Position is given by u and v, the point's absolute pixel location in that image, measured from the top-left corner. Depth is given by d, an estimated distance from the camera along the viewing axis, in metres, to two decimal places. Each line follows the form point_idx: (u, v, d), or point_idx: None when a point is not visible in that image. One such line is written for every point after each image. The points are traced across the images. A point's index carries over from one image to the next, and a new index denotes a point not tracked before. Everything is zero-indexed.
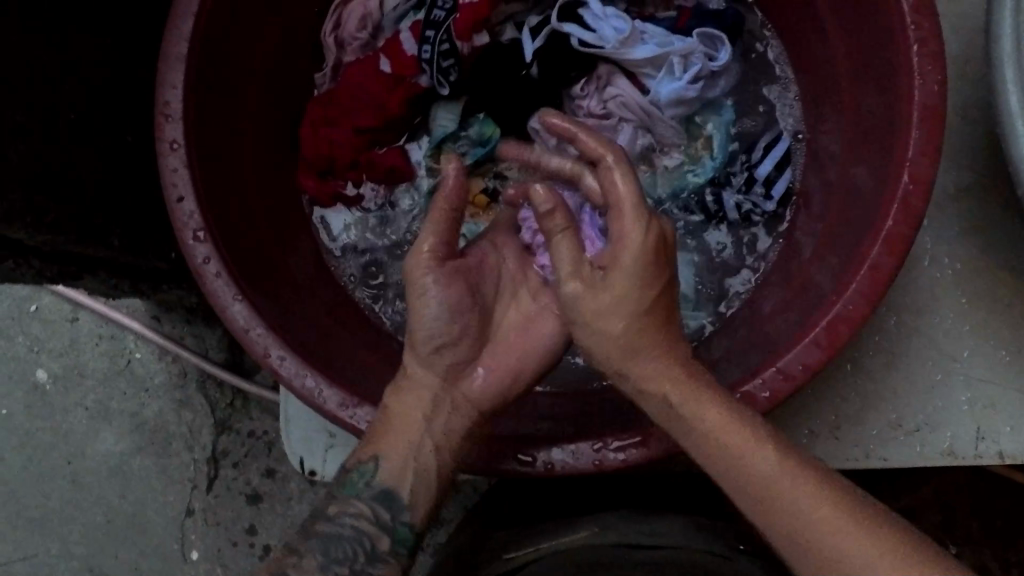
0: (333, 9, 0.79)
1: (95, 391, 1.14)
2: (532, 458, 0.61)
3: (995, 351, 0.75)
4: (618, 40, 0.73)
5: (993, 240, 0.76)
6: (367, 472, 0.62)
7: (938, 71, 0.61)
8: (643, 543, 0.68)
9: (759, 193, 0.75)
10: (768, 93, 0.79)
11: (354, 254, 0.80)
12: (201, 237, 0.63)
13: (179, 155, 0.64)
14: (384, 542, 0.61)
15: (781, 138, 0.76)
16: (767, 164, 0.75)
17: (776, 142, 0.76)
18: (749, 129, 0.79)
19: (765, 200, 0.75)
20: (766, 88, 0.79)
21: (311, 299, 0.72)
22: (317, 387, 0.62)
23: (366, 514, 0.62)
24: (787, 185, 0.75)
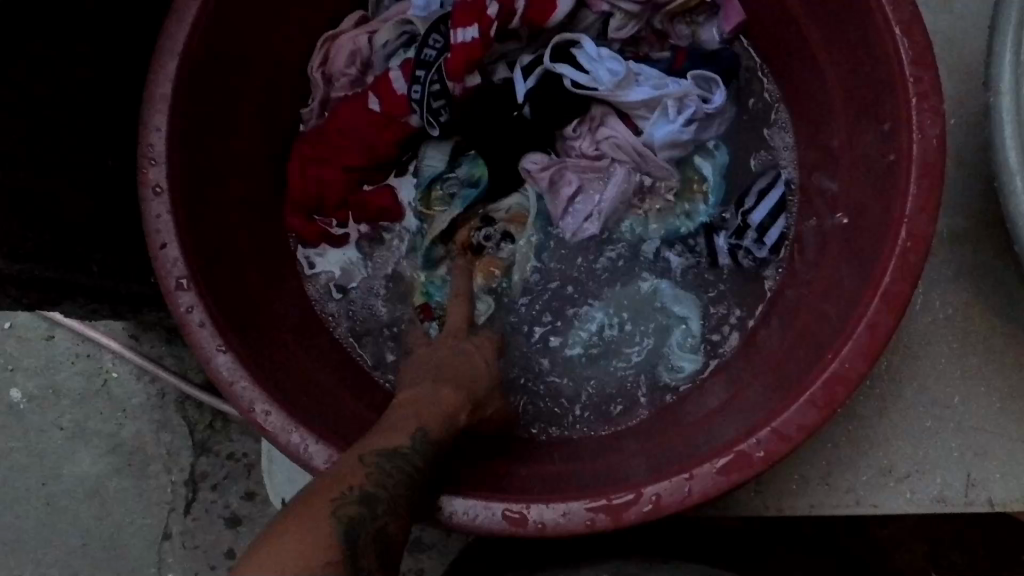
0: (321, 44, 0.78)
1: (71, 411, 1.12)
2: (522, 515, 0.59)
3: (988, 398, 0.75)
4: (612, 83, 0.73)
5: (986, 286, 0.76)
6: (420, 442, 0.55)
7: (938, 125, 0.60)
8: None
9: (752, 239, 0.74)
10: (769, 135, 0.78)
11: (343, 303, 0.79)
12: (185, 284, 0.62)
13: (163, 200, 0.62)
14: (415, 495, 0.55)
15: (777, 185, 0.75)
16: (761, 210, 0.74)
17: (771, 189, 0.75)
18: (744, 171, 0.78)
19: (758, 247, 0.74)
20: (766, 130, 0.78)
21: (296, 347, 0.70)
22: (302, 442, 0.60)
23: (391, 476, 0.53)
24: (781, 233, 0.74)
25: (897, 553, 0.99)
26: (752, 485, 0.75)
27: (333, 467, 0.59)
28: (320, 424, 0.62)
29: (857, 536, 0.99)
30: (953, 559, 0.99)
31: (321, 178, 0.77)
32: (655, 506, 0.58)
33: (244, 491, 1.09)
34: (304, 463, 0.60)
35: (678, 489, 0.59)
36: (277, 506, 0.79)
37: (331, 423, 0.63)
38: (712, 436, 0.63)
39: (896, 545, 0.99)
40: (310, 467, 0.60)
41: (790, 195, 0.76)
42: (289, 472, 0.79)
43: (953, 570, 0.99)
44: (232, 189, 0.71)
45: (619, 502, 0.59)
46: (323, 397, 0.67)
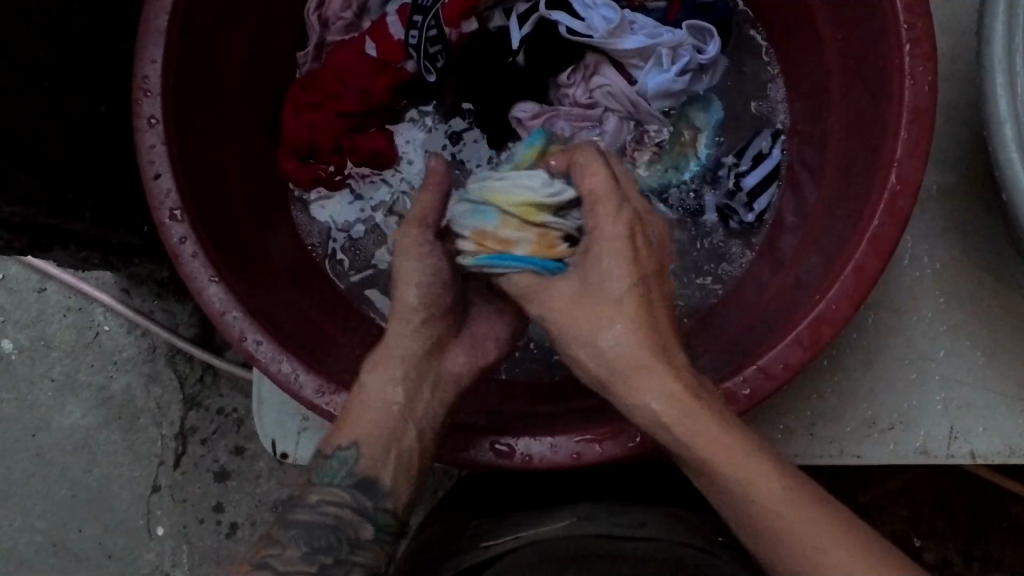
0: None
1: (62, 363, 1.12)
2: (510, 448, 0.61)
3: (971, 351, 0.76)
4: (607, 30, 0.73)
5: (973, 240, 0.76)
6: (347, 458, 0.59)
7: (930, 71, 0.60)
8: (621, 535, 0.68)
9: (742, 202, 0.75)
10: (773, 91, 0.78)
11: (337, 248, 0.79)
12: (178, 216, 0.62)
13: (157, 131, 0.63)
14: (365, 531, 0.57)
15: (772, 154, 0.75)
16: (754, 175, 0.75)
17: (767, 156, 0.76)
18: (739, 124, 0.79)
19: (746, 211, 0.75)
20: (771, 83, 0.78)
21: (289, 285, 0.70)
22: (294, 372, 0.61)
23: (346, 501, 0.58)
24: (770, 200, 0.75)
25: (879, 521, 1.00)
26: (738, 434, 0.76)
27: (323, 396, 0.61)
28: (310, 356, 0.63)
29: (840, 501, 1.00)
30: (933, 523, 1.00)
31: (314, 122, 0.77)
32: (642, 441, 0.59)
33: (233, 445, 1.10)
34: (294, 393, 0.61)
35: None
36: (267, 447, 0.79)
37: (320, 357, 0.64)
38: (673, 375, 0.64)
39: (877, 508, 1.00)
40: (301, 397, 0.61)
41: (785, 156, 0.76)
42: (279, 413, 0.79)
43: (934, 533, 1.00)
44: (227, 126, 0.71)
45: (614, 444, 0.60)
46: (313, 331, 0.67)
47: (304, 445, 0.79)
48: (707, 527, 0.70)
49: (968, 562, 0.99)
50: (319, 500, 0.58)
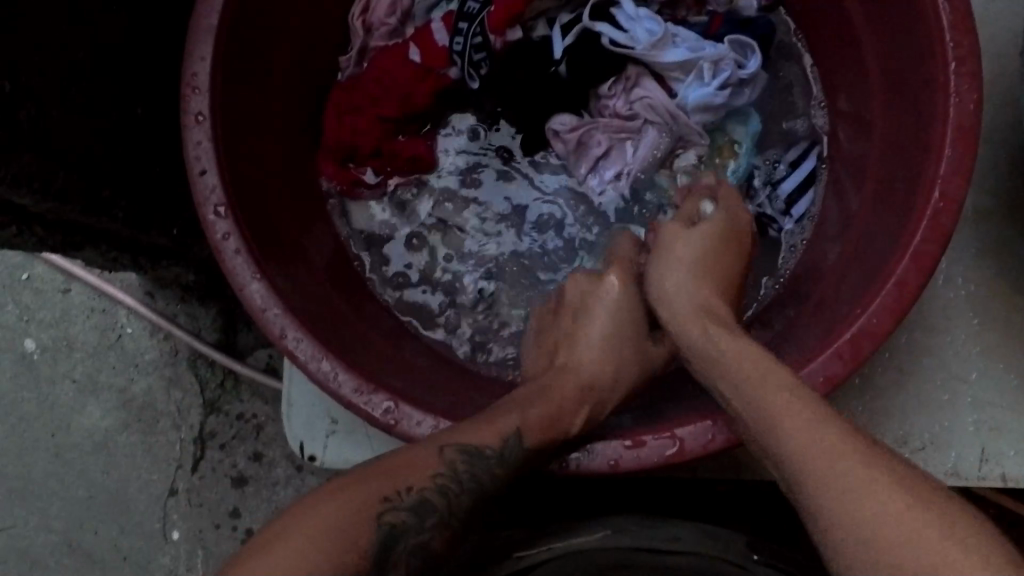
0: None
1: (83, 364, 1.12)
2: (546, 454, 0.61)
3: (1003, 375, 0.75)
4: (649, 43, 0.74)
5: (1009, 263, 0.76)
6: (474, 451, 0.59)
7: (975, 92, 0.60)
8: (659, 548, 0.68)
9: (777, 209, 0.77)
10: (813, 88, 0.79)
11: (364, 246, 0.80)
12: (222, 212, 0.62)
13: (204, 128, 0.63)
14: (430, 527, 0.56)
15: (809, 158, 0.77)
16: (790, 183, 0.77)
17: (803, 161, 0.77)
18: (775, 140, 0.80)
19: (782, 216, 0.77)
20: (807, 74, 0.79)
21: (327, 283, 0.71)
22: (333, 371, 0.61)
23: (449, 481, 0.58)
24: (808, 206, 0.76)
25: None
26: None
27: (360, 396, 0.61)
28: (348, 356, 0.63)
29: None
30: None
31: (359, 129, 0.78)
32: (678, 448, 0.59)
33: (252, 451, 1.09)
34: (333, 392, 0.61)
35: (702, 435, 0.60)
36: (295, 449, 0.79)
37: (354, 354, 0.64)
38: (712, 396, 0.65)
39: None
40: (339, 398, 0.61)
41: (820, 163, 0.77)
42: (309, 414, 0.79)
43: None
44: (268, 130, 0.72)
45: (653, 446, 0.60)
46: (349, 326, 0.68)
47: (332, 447, 0.79)
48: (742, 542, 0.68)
49: None
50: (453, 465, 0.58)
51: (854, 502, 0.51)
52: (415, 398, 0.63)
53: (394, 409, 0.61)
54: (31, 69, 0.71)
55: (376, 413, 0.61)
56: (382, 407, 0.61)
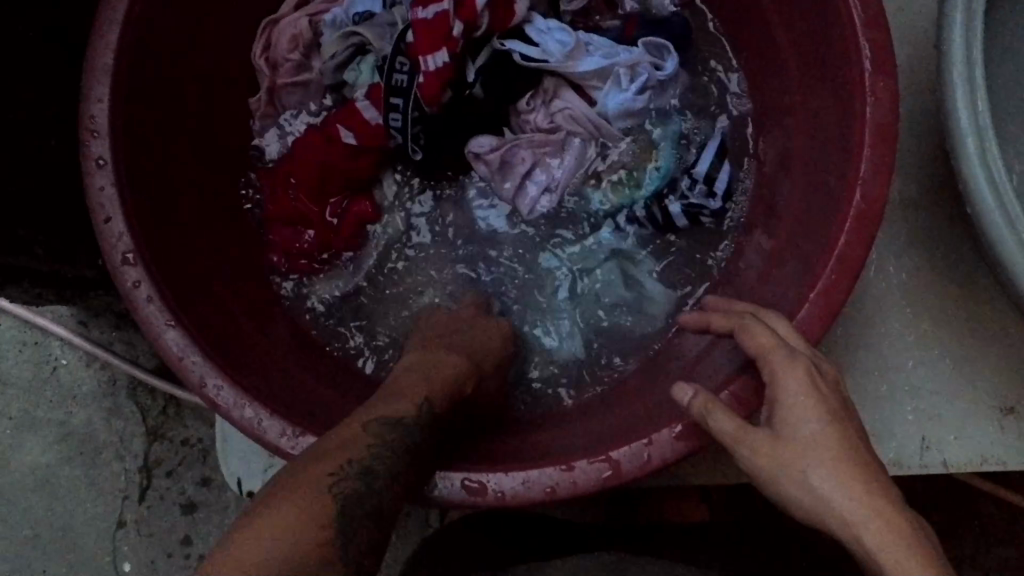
0: (262, 30, 0.80)
1: (19, 400, 1.09)
2: (480, 485, 0.58)
3: (940, 360, 0.76)
4: (563, 54, 0.75)
5: (940, 248, 0.76)
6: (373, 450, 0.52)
7: (890, 88, 0.60)
8: None
9: (702, 192, 0.75)
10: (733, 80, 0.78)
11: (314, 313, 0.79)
12: (131, 259, 0.60)
13: (106, 173, 0.61)
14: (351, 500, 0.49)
15: (716, 137, 0.77)
16: (705, 162, 0.76)
17: (710, 141, 0.77)
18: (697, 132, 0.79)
19: (709, 199, 0.75)
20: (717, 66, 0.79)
21: (253, 326, 0.70)
22: (256, 417, 0.59)
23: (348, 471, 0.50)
24: (728, 181, 0.75)
25: None
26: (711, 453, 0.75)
27: (288, 440, 0.58)
28: (271, 397, 0.61)
29: None
30: None
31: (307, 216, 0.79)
32: (614, 470, 0.58)
33: (200, 476, 1.07)
34: (257, 438, 0.59)
35: (639, 456, 0.58)
36: (233, 487, 0.78)
37: (281, 395, 0.62)
38: (646, 412, 0.64)
39: None
40: (265, 443, 0.59)
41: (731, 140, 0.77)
42: (244, 453, 0.78)
43: None
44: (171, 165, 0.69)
45: (588, 469, 0.58)
46: (278, 371, 0.66)
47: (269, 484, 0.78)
48: None
49: None
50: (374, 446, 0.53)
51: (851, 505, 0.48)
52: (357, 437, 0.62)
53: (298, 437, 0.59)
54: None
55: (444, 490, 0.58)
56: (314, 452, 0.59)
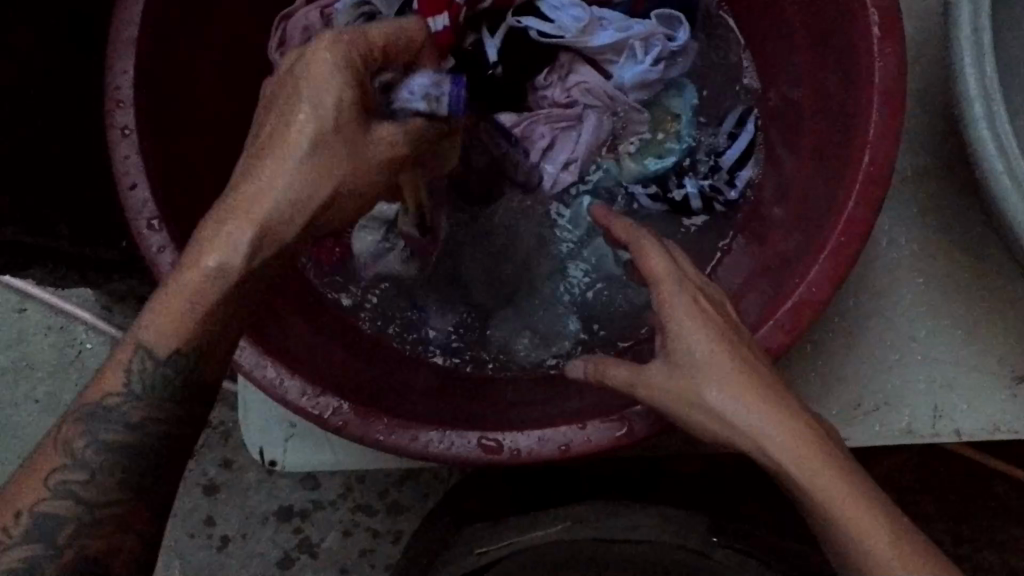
0: (277, 27, 0.81)
1: (44, 384, 1.11)
2: (497, 443, 0.60)
3: (952, 330, 0.76)
4: (578, 29, 0.76)
5: (951, 219, 0.77)
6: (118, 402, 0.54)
7: (898, 55, 0.61)
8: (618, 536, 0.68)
9: (723, 179, 0.77)
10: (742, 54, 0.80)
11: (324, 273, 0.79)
12: (156, 226, 0.62)
13: (131, 142, 0.62)
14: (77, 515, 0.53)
15: (747, 127, 0.78)
16: (732, 152, 0.78)
17: (741, 131, 0.78)
18: (716, 104, 0.82)
19: (728, 188, 0.77)
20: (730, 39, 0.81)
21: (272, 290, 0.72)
22: (278, 377, 0.61)
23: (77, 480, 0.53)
24: (750, 176, 0.77)
25: None
26: None
27: (309, 399, 0.61)
28: (293, 358, 0.63)
29: None
30: (923, 504, 1.02)
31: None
32: (628, 430, 0.59)
33: (221, 458, 1.08)
34: (281, 398, 0.61)
35: (654, 417, 0.59)
36: (255, 457, 0.79)
37: (301, 356, 0.64)
38: None
39: None
40: (288, 402, 0.61)
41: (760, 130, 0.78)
42: (265, 421, 0.79)
43: (925, 515, 1.02)
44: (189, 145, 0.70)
45: (601, 428, 0.60)
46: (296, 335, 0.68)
47: (292, 452, 0.79)
48: (702, 526, 0.69)
49: (959, 542, 1.01)
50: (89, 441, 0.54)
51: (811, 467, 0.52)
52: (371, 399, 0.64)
53: (317, 397, 0.61)
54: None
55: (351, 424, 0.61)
56: (336, 412, 0.61)
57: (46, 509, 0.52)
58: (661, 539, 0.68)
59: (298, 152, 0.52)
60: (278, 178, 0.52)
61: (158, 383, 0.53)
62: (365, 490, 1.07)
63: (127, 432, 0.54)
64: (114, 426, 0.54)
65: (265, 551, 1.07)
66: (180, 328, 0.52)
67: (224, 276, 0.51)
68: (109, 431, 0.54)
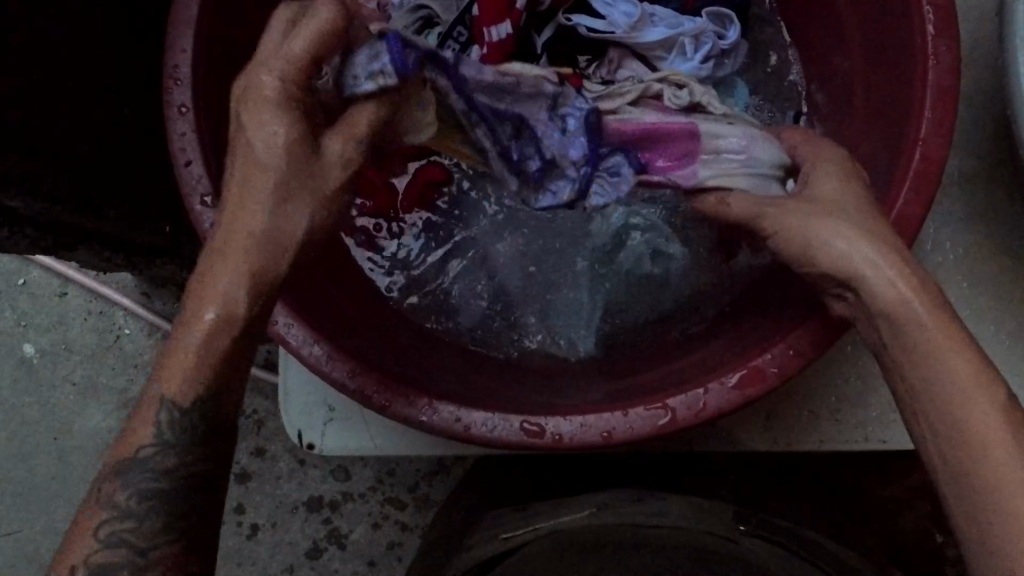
0: None
1: (82, 367, 1.12)
2: (539, 427, 0.60)
3: (997, 336, 0.75)
4: (629, 25, 0.76)
5: (996, 224, 0.76)
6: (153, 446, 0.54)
7: (953, 51, 0.61)
8: (643, 523, 0.70)
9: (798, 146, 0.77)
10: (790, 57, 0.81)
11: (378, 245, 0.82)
12: (209, 202, 0.63)
13: (187, 119, 0.64)
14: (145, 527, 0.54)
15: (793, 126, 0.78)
16: None
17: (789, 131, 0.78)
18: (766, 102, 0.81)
19: None
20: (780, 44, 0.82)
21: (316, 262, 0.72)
22: (324, 355, 0.62)
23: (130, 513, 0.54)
24: None
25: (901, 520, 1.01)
26: (763, 419, 0.76)
27: (355, 378, 0.62)
28: (339, 340, 0.64)
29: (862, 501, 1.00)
30: None
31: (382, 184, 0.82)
32: (671, 418, 0.60)
33: (253, 447, 1.09)
34: (324, 375, 0.61)
35: (693, 402, 0.60)
36: (293, 439, 0.80)
37: (345, 337, 0.65)
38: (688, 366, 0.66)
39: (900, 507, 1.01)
40: (331, 380, 0.62)
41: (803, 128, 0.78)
42: (305, 404, 0.79)
43: None
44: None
45: (645, 415, 0.60)
46: (342, 315, 0.68)
47: (330, 436, 0.79)
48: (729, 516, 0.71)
49: None
50: (145, 461, 0.54)
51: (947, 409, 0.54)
52: (409, 377, 0.64)
53: (366, 378, 0.62)
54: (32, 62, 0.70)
55: (381, 400, 0.62)
56: (385, 395, 0.62)
57: (98, 562, 0.53)
58: (686, 525, 0.69)
59: (256, 199, 0.54)
60: (244, 222, 0.54)
61: (185, 428, 0.54)
62: (395, 483, 1.07)
63: (159, 474, 0.54)
64: (148, 476, 0.54)
65: (294, 540, 1.08)
66: (198, 365, 0.53)
67: (226, 323, 0.53)
68: (144, 478, 0.54)
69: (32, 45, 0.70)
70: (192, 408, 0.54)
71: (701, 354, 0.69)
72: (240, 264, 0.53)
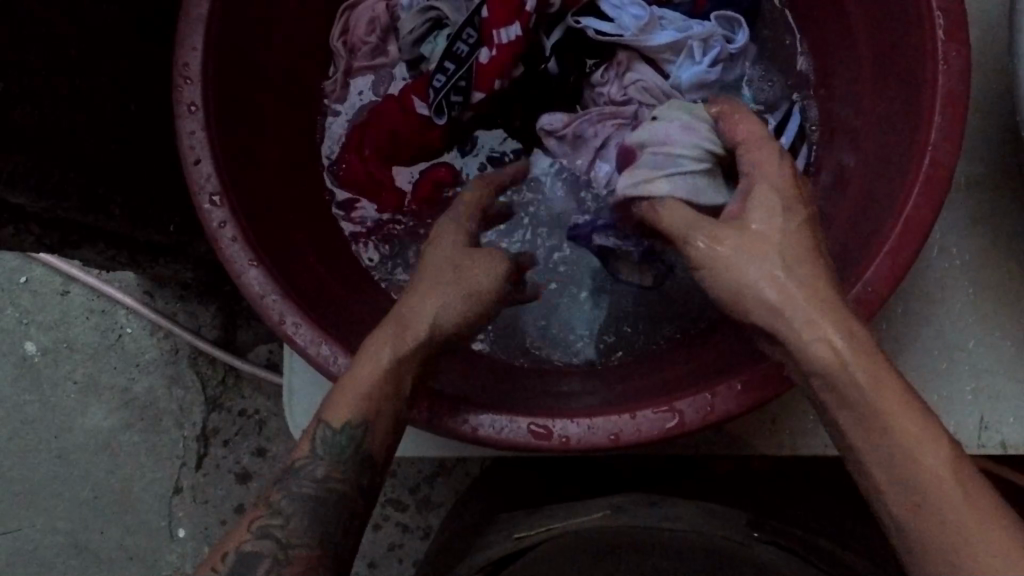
0: (341, 16, 0.84)
1: (84, 365, 1.11)
2: (547, 429, 0.60)
3: (1001, 342, 0.76)
4: (638, 27, 0.76)
5: (1003, 230, 0.76)
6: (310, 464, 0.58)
7: (963, 56, 0.61)
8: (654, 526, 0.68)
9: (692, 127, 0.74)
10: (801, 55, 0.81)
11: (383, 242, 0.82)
12: (218, 201, 0.63)
13: (197, 118, 0.64)
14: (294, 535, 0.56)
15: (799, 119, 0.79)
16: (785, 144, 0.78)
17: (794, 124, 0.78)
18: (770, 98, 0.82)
19: None
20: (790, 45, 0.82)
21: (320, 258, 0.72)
22: (332, 355, 0.61)
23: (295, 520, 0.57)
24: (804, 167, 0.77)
25: None
26: (768, 423, 0.76)
27: None
28: (347, 340, 0.63)
29: None
30: None
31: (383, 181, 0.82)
32: (679, 420, 0.60)
33: (255, 447, 1.09)
34: (334, 375, 0.61)
35: (702, 407, 0.60)
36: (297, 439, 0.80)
37: (353, 338, 0.65)
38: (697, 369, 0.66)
39: None
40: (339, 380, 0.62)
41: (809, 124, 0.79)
42: (309, 404, 0.79)
43: None
44: (252, 127, 0.71)
45: (652, 418, 0.60)
46: (347, 313, 0.68)
47: None
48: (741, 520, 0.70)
49: None
50: (324, 476, 0.58)
51: (909, 463, 0.51)
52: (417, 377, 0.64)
53: None
54: (39, 61, 0.70)
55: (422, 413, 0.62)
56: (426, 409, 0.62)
57: (250, 550, 0.56)
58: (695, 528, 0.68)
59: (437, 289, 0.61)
60: (404, 312, 0.60)
61: (339, 445, 0.58)
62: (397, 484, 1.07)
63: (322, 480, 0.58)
64: (306, 483, 0.58)
65: None
66: (355, 399, 0.58)
67: (375, 376, 0.58)
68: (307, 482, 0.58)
69: (40, 44, 0.70)
70: (345, 432, 0.58)
71: (713, 351, 0.69)
72: (394, 341, 0.59)
